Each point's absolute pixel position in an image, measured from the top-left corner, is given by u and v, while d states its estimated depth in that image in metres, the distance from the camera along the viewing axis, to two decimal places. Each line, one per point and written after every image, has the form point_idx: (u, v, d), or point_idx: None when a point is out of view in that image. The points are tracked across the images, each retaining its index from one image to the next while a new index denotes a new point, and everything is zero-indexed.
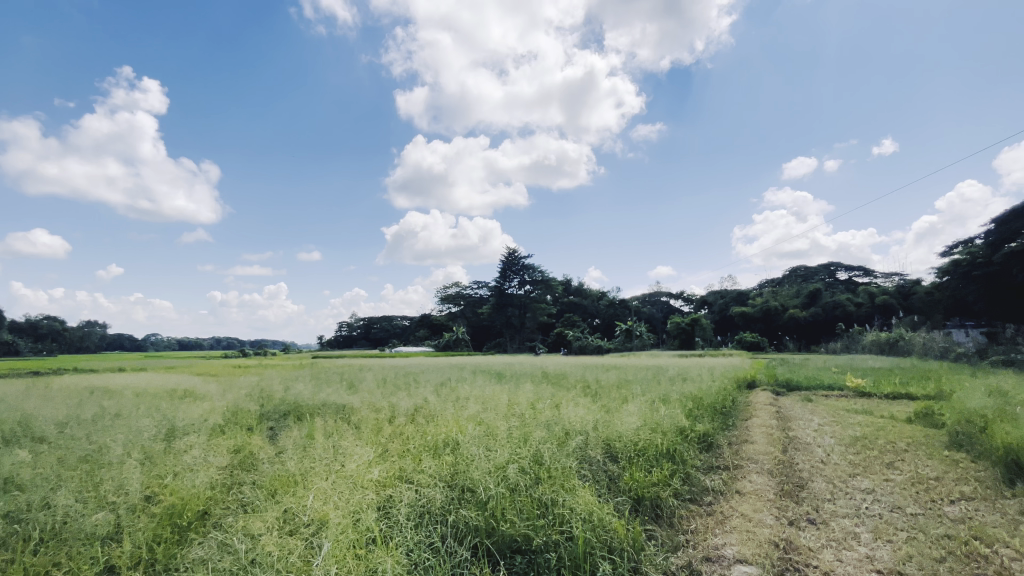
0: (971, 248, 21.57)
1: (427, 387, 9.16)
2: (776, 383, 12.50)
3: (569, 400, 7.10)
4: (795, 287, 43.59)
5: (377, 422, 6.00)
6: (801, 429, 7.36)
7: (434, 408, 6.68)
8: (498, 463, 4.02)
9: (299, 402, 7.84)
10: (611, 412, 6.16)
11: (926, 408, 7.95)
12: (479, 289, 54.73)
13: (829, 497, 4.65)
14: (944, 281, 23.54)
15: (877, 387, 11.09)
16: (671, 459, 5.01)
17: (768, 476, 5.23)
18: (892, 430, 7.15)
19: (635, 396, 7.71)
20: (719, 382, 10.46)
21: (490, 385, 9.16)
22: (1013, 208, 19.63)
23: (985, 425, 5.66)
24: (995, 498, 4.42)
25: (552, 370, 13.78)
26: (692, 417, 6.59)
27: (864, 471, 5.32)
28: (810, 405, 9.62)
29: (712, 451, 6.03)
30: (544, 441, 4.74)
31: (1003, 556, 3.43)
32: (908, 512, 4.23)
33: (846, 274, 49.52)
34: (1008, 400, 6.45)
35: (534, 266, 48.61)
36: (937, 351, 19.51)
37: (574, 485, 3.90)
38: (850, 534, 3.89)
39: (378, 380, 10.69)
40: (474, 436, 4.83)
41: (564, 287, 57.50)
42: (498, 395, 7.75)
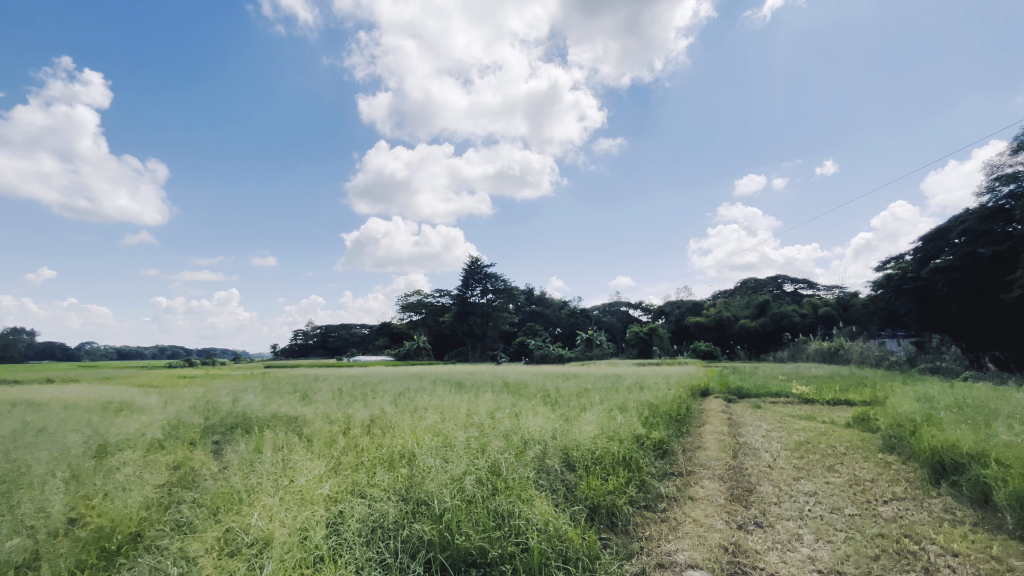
0: (903, 264, 23.26)
1: (385, 397, 8.94)
2: (727, 390, 12.96)
3: (528, 410, 7.08)
4: (746, 298, 45.69)
5: (330, 434, 5.78)
6: (750, 435, 7.67)
7: (391, 419, 6.51)
8: (455, 475, 3.95)
9: (247, 414, 7.44)
10: (569, 420, 6.19)
11: (863, 414, 8.43)
12: (441, 297, 54.16)
13: (775, 500, 4.83)
14: (878, 294, 25.26)
15: (820, 393, 11.68)
16: (627, 467, 5.08)
17: (719, 482, 5.40)
18: (833, 435, 7.56)
19: (594, 405, 7.78)
20: (674, 391, 10.73)
21: (449, 395, 9.03)
22: (939, 228, 21.44)
23: (914, 430, 6.08)
24: (923, 498, 4.73)
25: (513, 379, 13.73)
26: (648, 424, 6.72)
27: (807, 475, 5.57)
28: (759, 412, 10.02)
29: (667, 458, 6.15)
30: (502, 451, 4.69)
31: (929, 553, 3.65)
32: (846, 513, 4.46)
33: (792, 287, 52.40)
34: (935, 405, 6.95)
35: (496, 275, 48.61)
36: (873, 360, 20.84)
37: (531, 495, 3.89)
38: (794, 536, 4.05)
39: (333, 390, 10.32)
40: (431, 447, 4.74)
41: (526, 296, 57.94)
42: (457, 404, 7.65)
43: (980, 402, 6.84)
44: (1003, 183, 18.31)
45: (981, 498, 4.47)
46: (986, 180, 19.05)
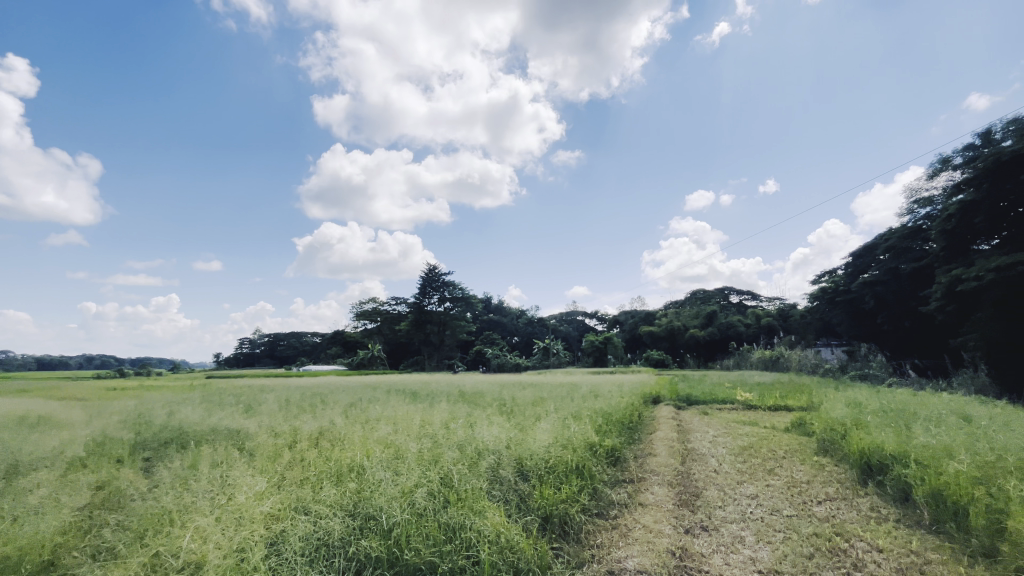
0: (835, 278, 25.03)
1: (336, 408, 8.62)
2: (677, 398, 13.40)
3: (484, 419, 7.04)
4: (696, 309, 47.62)
5: (274, 448, 5.51)
6: (698, 441, 7.93)
7: (341, 431, 6.28)
8: (406, 489, 3.86)
9: (184, 428, 6.97)
10: (524, 430, 6.19)
11: (800, 419, 8.93)
12: (397, 305, 53.09)
13: (720, 504, 5.01)
14: (814, 305, 27.00)
15: (762, 400, 12.27)
16: (580, 475, 5.12)
17: (667, 487, 5.54)
18: (773, 439, 7.96)
19: (548, 414, 7.81)
20: (626, 398, 10.96)
21: (403, 405, 8.82)
22: (866, 246, 23.30)
23: (845, 433, 6.50)
24: (853, 497, 5.05)
25: (470, 388, 13.60)
26: (602, 432, 6.81)
27: (749, 478, 5.84)
28: (706, 418, 10.40)
29: (619, 465, 6.26)
30: (455, 462, 4.63)
31: (858, 549, 3.89)
32: (785, 514, 4.68)
33: (738, 298, 55.12)
34: (863, 410, 7.46)
35: (454, 283, 48.26)
36: (810, 367, 22.19)
37: (483, 506, 3.84)
38: (737, 538, 4.21)
39: (281, 401, 9.89)
40: (382, 460, 4.59)
41: (484, 305, 57.86)
42: (410, 415, 7.48)
43: (900, 406, 7.42)
44: (920, 206, 20.15)
45: (902, 496, 4.81)
46: (906, 202, 20.88)
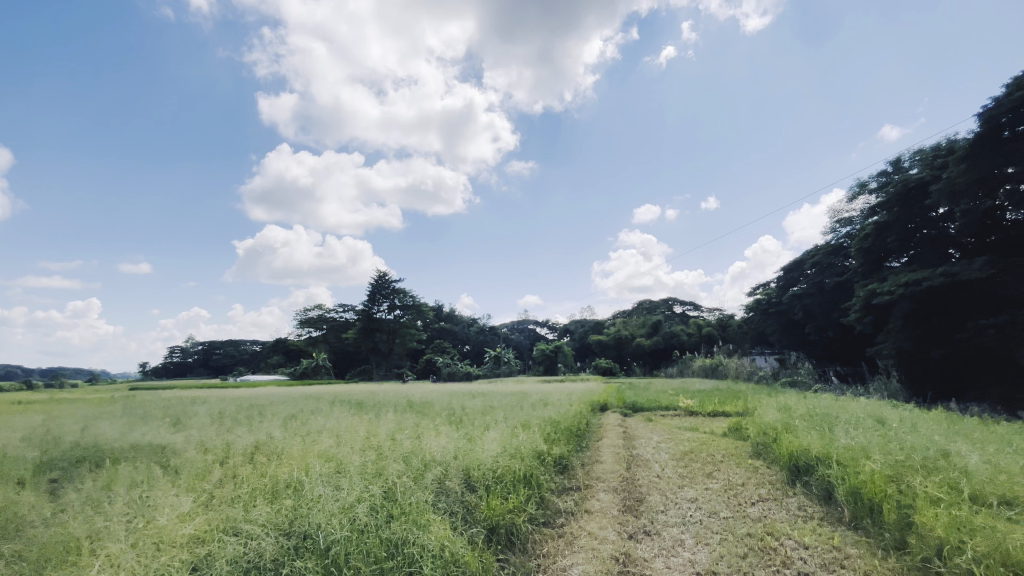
0: (769, 291, 26.71)
1: (275, 420, 8.17)
2: (624, 405, 13.77)
3: (431, 430, 6.91)
4: (642, 318, 49.36)
5: (203, 465, 5.12)
6: (643, 447, 8.17)
7: (279, 445, 5.96)
8: (346, 504, 3.70)
9: (100, 445, 6.36)
10: (472, 439, 6.12)
11: (736, 424, 9.40)
12: (344, 312, 51.36)
13: (662, 508, 5.16)
14: (750, 316, 28.69)
15: (702, 406, 12.82)
16: (527, 484, 5.10)
17: (612, 494, 5.65)
18: (712, 444, 8.32)
19: (498, 423, 7.78)
20: (575, 406, 11.13)
21: (347, 417, 8.50)
22: (796, 260, 25.09)
23: (776, 437, 6.91)
24: (782, 497, 5.37)
25: (418, 398, 13.33)
26: (550, 440, 6.84)
27: (690, 482, 6.06)
28: (650, 424, 10.71)
29: (566, 472, 6.31)
30: (400, 475, 4.51)
31: (786, 547, 4.11)
32: (721, 516, 4.88)
33: (681, 309, 57.61)
34: (791, 414, 7.98)
35: (405, 291, 47.43)
36: (746, 374, 23.51)
37: (427, 520, 3.74)
38: (678, 541, 4.34)
39: (214, 414, 9.26)
40: (322, 475, 4.39)
41: (436, 313, 57.15)
42: (355, 427, 7.22)
43: (824, 410, 7.98)
44: (842, 225, 21.96)
45: (826, 496, 5.15)
46: (830, 222, 22.70)
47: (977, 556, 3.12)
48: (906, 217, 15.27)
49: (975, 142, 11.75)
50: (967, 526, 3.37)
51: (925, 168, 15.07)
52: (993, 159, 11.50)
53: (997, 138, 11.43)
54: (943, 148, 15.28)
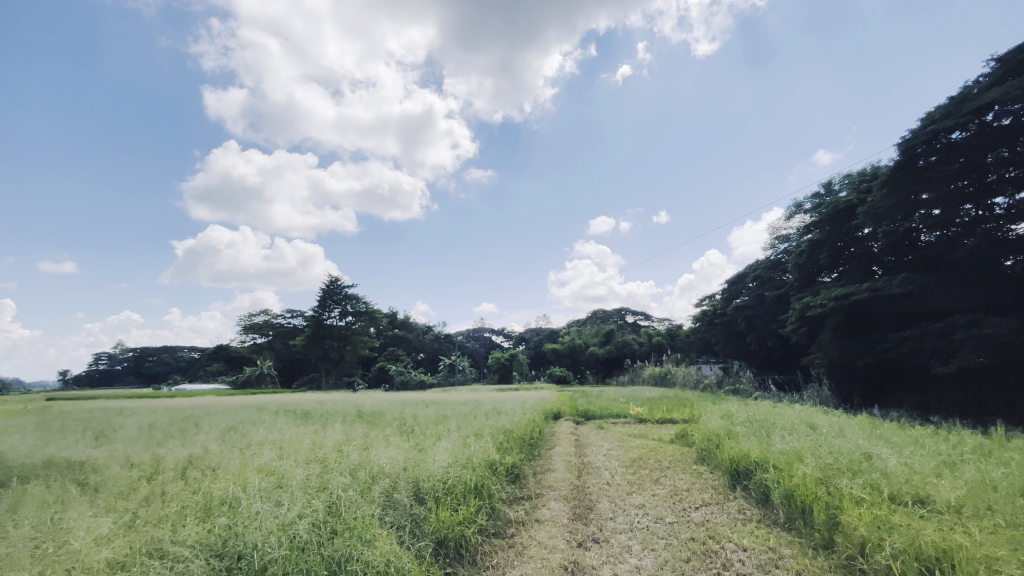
0: (715, 302, 27.95)
1: (212, 433, 7.69)
2: (576, 413, 13.96)
3: (381, 440, 6.72)
4: (596, 328, 50.44)
5: (127, 482, 4.73)
6: (594, 454, 8.31)
7: (216, 459, 5.61)
8: (288, 520, 3.52)
9: (6, 462, 5.75)
10: (423, 450, 6.00)
11: (683, 430, 9.72)
12: (292, 317, 49.30)
13: (611, 515, 5.25)
14: (697, 326, 29.88)
15: (651, 414, 13.20)
16: (478, 495, 5.04)
17: (563, 502, 5.68)
18: (659, 450, 8.56)
19: (449, 432, 7.68)
20: (528, 415, 11.16)
21: (292, 428, 8.13)
22: (739, 274, 26.41)
23: (719, 443, 7.21)
24: (724, 501, 5.60)
25: (369, 407, 12.94)
26: (503, 450, 6.81)
27: (638, 488, 6.21)
28: (602, 432, 10.89)
29: (517, 481, 6.30)
30: (346, 488, 4.35)
31: (726, 550, 4.28)
32: (667, 521, 5.02)
33: (633, 318, 59.36)
34: (733, 421, 8.35)
35: (358, 297, 46.19)
36: (692, 383, 24.41)
37: (373, 535, 3.61)
38: (625, 548, 4.42)
39: (143, 426, 8.60)
40: (261, 491, 4.16)
41: (390, 321, 56.04)
42: (301, 438, 6.93)
43: (762, 417, 8.41)
44: (780, 242, 23.39)
45: (763, 499, 5.41)
46: (770, 238, 24.12)
47: (894, 552, 3.36)
48: (836, 235, 16.46)
49: (895, 169, 12.88)
50: (885, 524, 3.63)
51: (853, 191, 16.36)
52: (910, 185, 12.64)
53: (913, 166, 12.59)
54: (868, 173, 16.65)
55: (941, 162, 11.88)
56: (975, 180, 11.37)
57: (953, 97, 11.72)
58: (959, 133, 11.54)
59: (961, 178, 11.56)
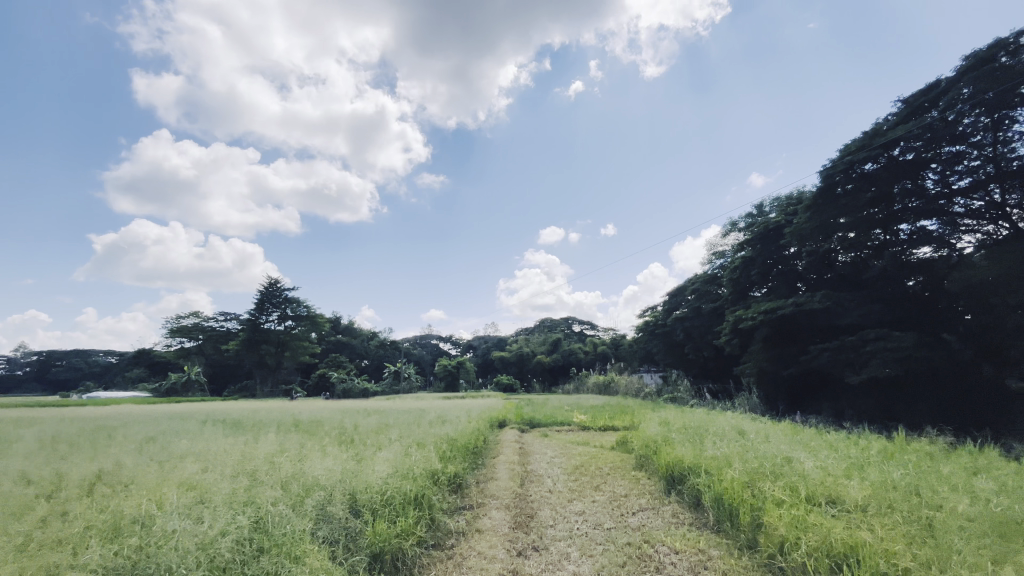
0: (657, 314, 29.09)
1: (126, 445, 7.04)
2: (521, 421, 14.01)
3: (317, 451, 6.43)
4: (543, 336, 51.08)
5: (21, 501, 4.23)
6: (537, 462, 8.36)
7: (130, 473, 5.14)
8: (208, 539, 3.28)
9: None
10: (361, 460, 5.80)
11: (623, 437, 9.99)
12: (225, 320, 46.35)
13: (552, 523, 5.29)
14: (640, 336, 30.94)
15: (594, 421, 13.47)
16: (417, 506, 4.92)
17: (504, 511, 5.67)
18: (600, 457, 8.75)
19: (391, 442, 7.47)
20: (473, 423, 11.08)
21: (219, 439, 7.58)
22: (680, 286, 27.65)
23: (656, 449, 7.47)
24: (659, 506, 5.79)
25: (306, 416, 12.35)
26: (445, 459, 6.70)
27: (578, 495, 6.32)
28: (546, 440, 10.99)
29: (459, 491, 6.21)
30: (275, 503, 4.11)
31: (659, 553, 4.42)
32: (605, 527, 5.13)
33: (579, 327, 60.74)
34: (670, 428, 8.68)
35: (299, 300, 44.22)
36: (634, 391, 25.17)
37: (304, 551, 3.45)
38: (564, 555, 4.47)
39: (43, 439, 7.73)
40: (180, 507, 3.85)
41: (333, 326, 54.03)
42: (229, 449, 6.49)
43: (697, 424, 8.83)
44: (717, 257, 24.76)
45: (695, 502, 5.65)
46: (708, 254, 25.46)
47: (808, 550, 3.61)
48: (766, 254, 17.62)
49: (817, 195, 14.01)
50: (802, 523, 3.90)
51: (781, 213, 17.65)
52: (829, 210, 13.67)
53: (832, 193, 13.71)
54: (795, 197, 18.02)
55: (856, 190, 13.06)
56: (884, 208, 12.59)
57: (867, 132, 12.96)
58: (871, 165, 12.75)
59: (872, 206, 12.74)
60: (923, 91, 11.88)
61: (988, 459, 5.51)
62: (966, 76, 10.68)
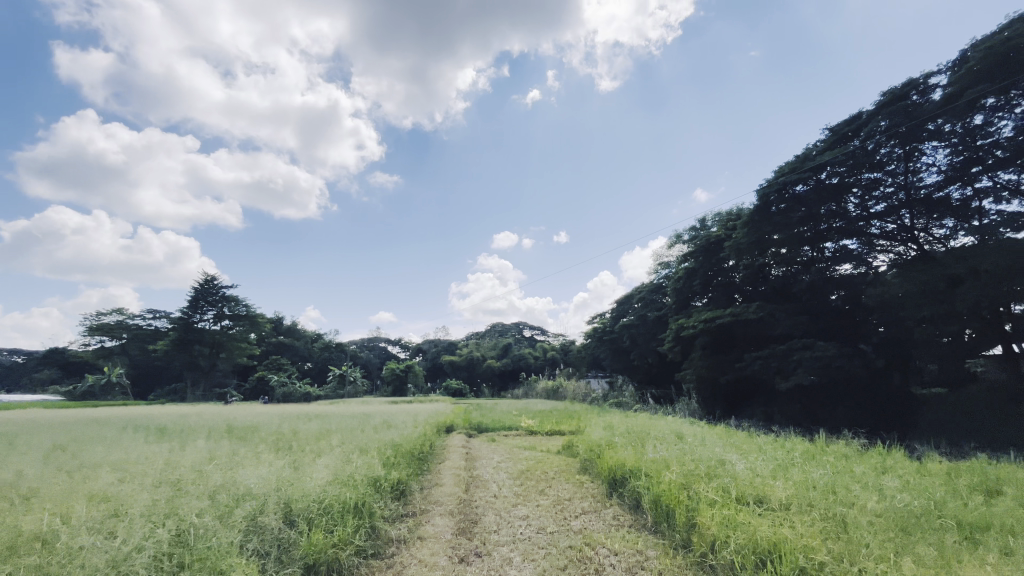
0: (605, 321, 29.86)
1: (30, 454, 6.37)
2: (469, 426, 13.92)
3: (251, 458, 6.09)
4: (494, 341, 51.16)
5: None
6: (483, 467, 8.33)
7: (33, 485, 4.65)
8: (121, 556, 3.02)
9: None
10: (299, 468, 5.54)
11: (569, 442, 10.15)
12: (153, 318, 43.09)
13: (495, 528, 5.29)
14: (588, 342, 31.63)
15: (541, 426, 13.61)
16: (357, 514, 4.75)
17: (447, 517, 5.60)
18: (547, 462, 8.84)
19: (332, 448, 7.20)
20: (419, 428, 10.89)
21: (141, 446, 7.02)
22: (627, 295, 28.54)
23: (600, 453, 7.65)
24: (601, 508, 5.94)
25: (241, 422, 11.68)
26: (389, 465, 6.52)
27: (523, 500, 6.34)
28: (493, 445, 10.99)
29: (402, 498, 6.06)
30: (200, 514, 3.85)
31: (599, 555, 4.52)
32: (548, 531, 5.18)
33: (530, 332, 61.31)
34: (614, 432, 8.93)
35: (238, 299, 41.89)
36: (582, 396, 25.66)
37: (230, 566, 3.25)
38: (506, 560, 4.47)
39: None
40: (89, 522, 3.53)
41: (274, 327, 51.57)
42: (152, 457, 6.02)
43: (639, 428, 9.13)
44: (663, 267, 25.78)
45: (634, 505, 5.83)
46: (654, 264, 26.45)
47: (737, 547, 3.81)
48: (707, 266, 18.50)
49: (754, 212, 14.87)
50: (732, 522, 4.10)
51: (723, 227, 18.63)
52: (764, 227, 14.53)
53: (768, 212, 14.60)
54: (735, 213, 19.10)
55: (788, 210, 14.00)
56: (812, 227, 13.58)
57: (798, 156, 13.97)
58: (802, 187, 13.72)
59: (802, 225, 13.71)
60: (848, 121, 12.99)
61: (894, 460, 6.04)
62: (884, 110, 11.78)
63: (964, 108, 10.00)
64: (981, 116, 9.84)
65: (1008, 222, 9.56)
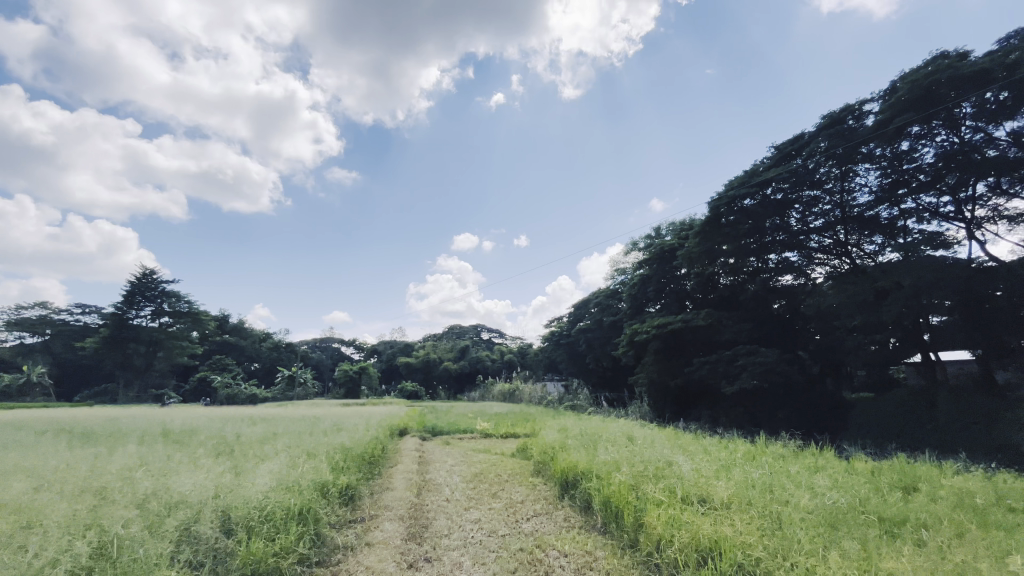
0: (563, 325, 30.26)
1: None
2: (423, 428, 13.74)
3: (187, 464, 5.74)
4: (452, 343, 50.74)
5: None
6: (436, 471, 8.21)
7: None
8: (33, 570, 2.79)
9: None
10: (239, 473, 5.27)
11: (523, 444, 10.20)
12: (82, 313, 39.98)
13: (446, 532, 5.23)
14: (545, 346, 31.94)
15: (496, 429, 13.61)
16: (300, 521, 4.57)
17: (397, 522, 5.49)
18: (500, 464, 8.85)
19: (277, 452, 6.91)
20: (371, 431, 10.64)
21: (61, 452, 6.47)
22: (584, 299, 29.06)
23: (553, 456, 7.73)
24: (553, 510, 6.00)
25: (178, 424, 11.03)
26: (337, 469, 6.31)
27: (476, 503, 6.31)
28: (447, 448, 10.87)
29: (351, 504, 5.88)
30: (127, 523, 3.60)
31: (549, 557, 4.56)
32: (499, 534, 5.17)
33: (488, 334, 61.28)
34: (567, 435, 9.06)
35: (179, 295, 39.53)
36: (537, 399, 25.85)
37: None
38: (456, 564, 4.42)
39: None
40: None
41: (219, 325, 49.00)
42: (74, 464, 5.56)
43: (591, 430, 9.30)
44: (620, 274, 26.42)
45: (585, 506, 5.93)
46: (611, 270, 27.06)
47: (680, 546, 3.95)
48: (661, 273, 19.08)
49: (705, 223, 15.46)
50: (676, 521, 4.24)
51: (676, 237, 19.30)
52: (714, 237, 15.13)
53: (718, 223, 15.23)
54: (688, 224, 19.84)
55: (737, 221, 14.66)
56: (758, 239, 14.28)
57: (747, 171, 14.70)
58: (749, 201, 14.42)
59: (749, 237, 14.39)
60: (792, 141, 13.80)
61: (825, 459, 6.44)
62: (824, 132, 12.60)
63: (892, 134, 10.83)
64: (906, 143, 10.70)
65: (927, 240, 10.44)
